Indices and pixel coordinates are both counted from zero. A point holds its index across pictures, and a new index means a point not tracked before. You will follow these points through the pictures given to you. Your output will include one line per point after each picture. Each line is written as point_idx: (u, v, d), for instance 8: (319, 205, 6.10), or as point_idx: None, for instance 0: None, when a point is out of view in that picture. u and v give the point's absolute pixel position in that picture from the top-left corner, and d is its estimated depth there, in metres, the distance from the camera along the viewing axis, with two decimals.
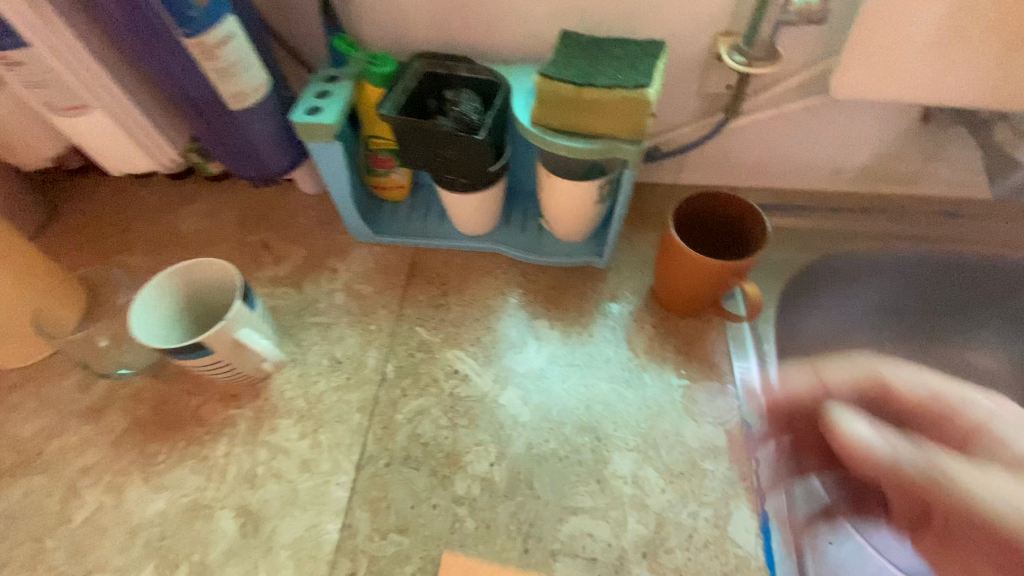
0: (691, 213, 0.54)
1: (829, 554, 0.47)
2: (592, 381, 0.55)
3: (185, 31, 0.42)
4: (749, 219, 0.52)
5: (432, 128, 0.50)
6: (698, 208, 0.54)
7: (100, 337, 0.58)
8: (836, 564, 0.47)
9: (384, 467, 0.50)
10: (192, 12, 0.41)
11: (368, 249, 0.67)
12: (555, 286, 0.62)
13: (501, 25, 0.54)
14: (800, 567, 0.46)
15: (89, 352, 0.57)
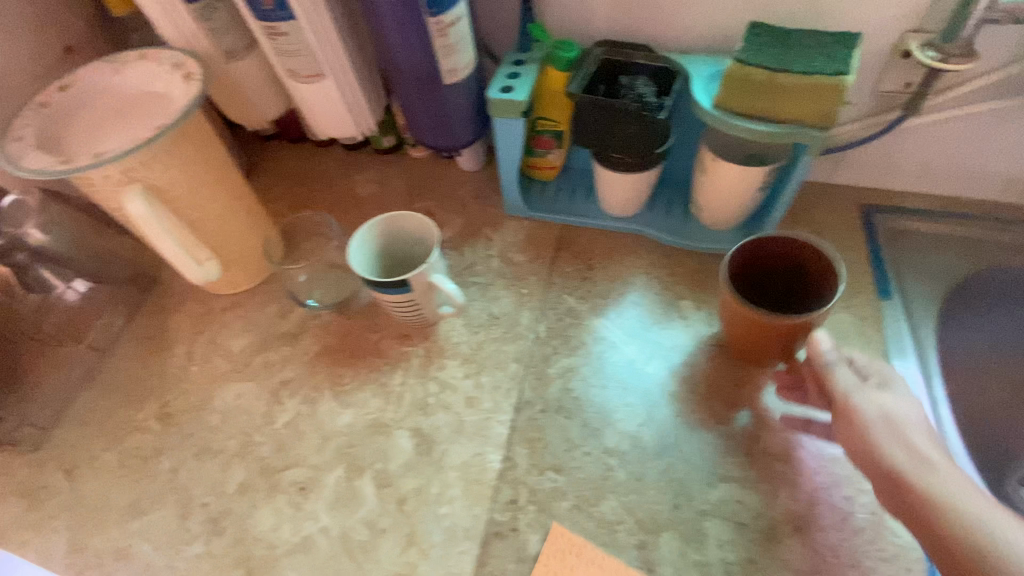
0: (743, 258, 0.52)
1: None
2: (740, 362, 0.56)
3: (433, 10, 0.48)
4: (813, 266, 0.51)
5: (616, 106, 0.54)
6: (773, 250, 0.52)
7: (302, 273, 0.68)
8: None
9: (539, 412, 0.55)
10: None
11: (519, 222, 0.71)
12: (702, 270, 0.63)
13: (683, 17, 0.57)
14: None
15: (293, 285, 0.67)
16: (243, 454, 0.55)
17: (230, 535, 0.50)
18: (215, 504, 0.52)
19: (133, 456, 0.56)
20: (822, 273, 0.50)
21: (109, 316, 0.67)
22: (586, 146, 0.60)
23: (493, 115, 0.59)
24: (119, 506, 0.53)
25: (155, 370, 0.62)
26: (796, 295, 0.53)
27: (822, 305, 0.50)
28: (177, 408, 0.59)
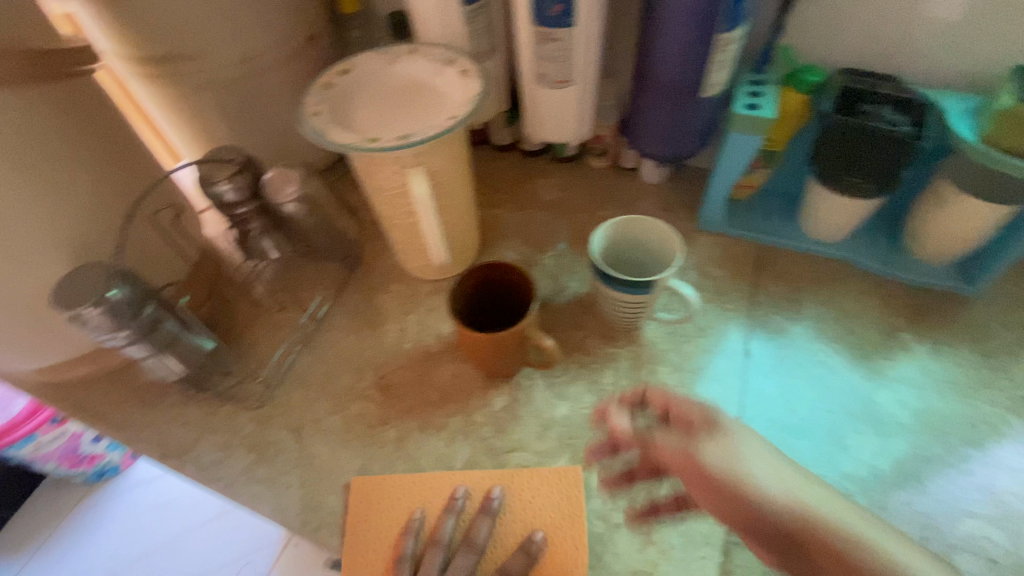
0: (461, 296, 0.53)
1: None
2: (970, 399, 0.57)
3: (725, 25, 0.51)
4: (503, 276, 0.55)
5: (874, 134, 0.56)
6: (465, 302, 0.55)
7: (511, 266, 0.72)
8: None
9: (765, 429, 0.55)
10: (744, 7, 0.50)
11: (713, 238, 0.72)
12: (918, 304, 0.64)
13: (932, 53, 0.59)
14: None
15: None
16: (466, 432, 0.57)
17: (519, 502, 0.52)
18: (475, 474, 0.54)
19: (358, 422, 0.59)
20: (515, 282, 0.55)
21: (319, 289, 0.71)
22: (817, 166, 0.61)
23: (730, 128, 0.60)
24: (380, 479, 0.54)
25: (370, 343, 0.65)
26: (498, 316, 0.58)
27: (516, 302, 0.56)
28: (396, 381, 0.62)
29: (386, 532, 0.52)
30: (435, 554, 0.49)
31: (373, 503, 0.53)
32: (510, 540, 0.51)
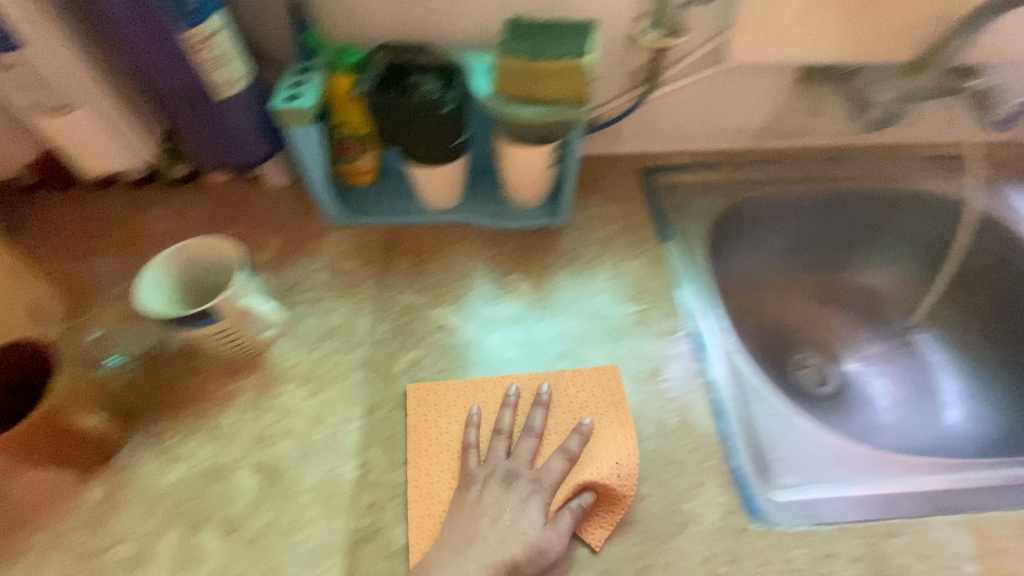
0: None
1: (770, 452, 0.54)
2: (564, 318, 0.64)
3: (183, 25, 0.50)
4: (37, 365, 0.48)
5: (406, 101, 0.57)
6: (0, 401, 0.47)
7: (114, 327, 0.62)
8: (774, 444, 0.55)
9: (390, 411, 0.55)
10: (191, 6, 0.49)
11: (342, 231, 0.71)
12: (523, 246, 0.70)
13: (447, 18, 0.63)
14: (759, 463, 0.53)
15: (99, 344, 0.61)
16: (58, 542, 0.50)
17: (571, 395, 0.57)
18: (522, 376, 0.58)
19: None
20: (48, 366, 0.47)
21: None
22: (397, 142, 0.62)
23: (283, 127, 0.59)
24: (435, 385, 0.57)
25: None
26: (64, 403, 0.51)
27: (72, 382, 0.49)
28: None
29: (449, 444, 0.53)
30: (501, 441, 0.52)
31: (448, 412, 0.55)
32: (561, 428, 0.54)
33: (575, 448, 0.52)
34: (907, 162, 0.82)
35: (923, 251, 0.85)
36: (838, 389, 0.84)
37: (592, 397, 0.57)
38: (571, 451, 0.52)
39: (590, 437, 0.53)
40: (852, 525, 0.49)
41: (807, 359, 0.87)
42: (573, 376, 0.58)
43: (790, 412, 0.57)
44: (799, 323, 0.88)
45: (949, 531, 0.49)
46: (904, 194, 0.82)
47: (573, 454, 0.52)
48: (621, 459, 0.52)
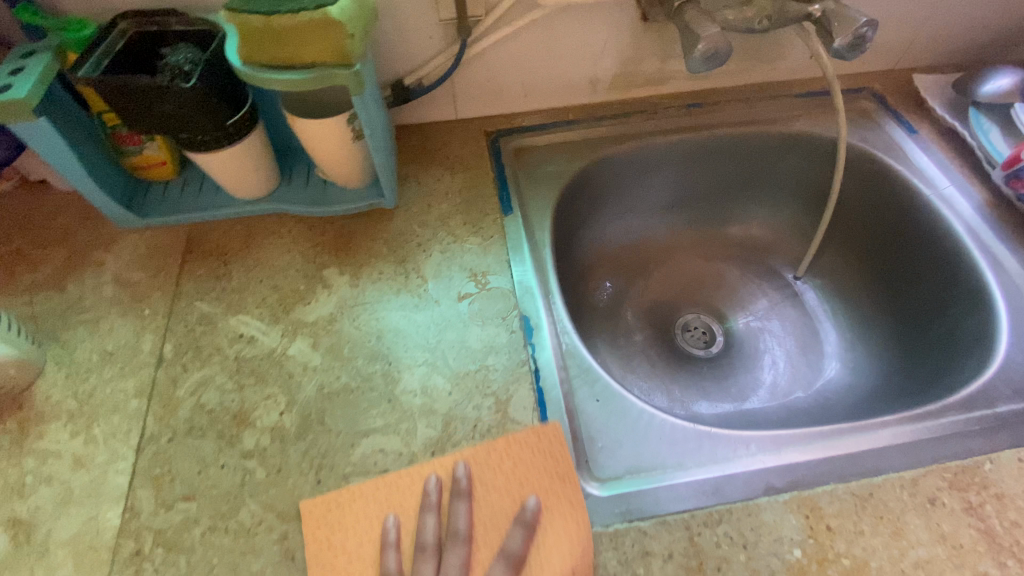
0: None
1: (595, 443, 0.49)
2: (382, 314, 0.56)
3: None
4: None
5: (135, 83, 0.47)
6: None
7: None
8: (599, 434, 0.50)
9: (166, 443, 0.49)
10: None
11: (138, 235, 0.63)
12: (345, 233, 0.62)
13: None
14: (578, 457, 0.48)
15: None
16: None
17: (503, 473, 0.45)
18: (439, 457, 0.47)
19: None
20: None
21: None
22: (163, 132, 0.52)
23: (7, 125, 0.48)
24: (340, 492, 0.45)
25: None
26: None
27: None
28: None
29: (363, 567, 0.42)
30: (428, 561, 0.41)
31: (363, 524, 0.44)
32: (502, 520, 0.43)
33: (516, 547, 0.41)
34: (780, 103, 0.76)
35: (807, 196, 0.80)
36: (723, 350, 0.81)
37: (525, 468, 0.46)
38: (514, 554, 0.41)
39: (538, 526, 0.43)
40: (672, 516, 0.45)
41: (694, 322, 0.84)
42: (498, 447, 0.47)
43: (621, 392, 0.52)
44: (682, 283, 0.86)
45: (775, 514, 0.45)
46: (778, 137, 0.75)
47: (518, 556, 0.41)
48: (571, 550, 0.42)
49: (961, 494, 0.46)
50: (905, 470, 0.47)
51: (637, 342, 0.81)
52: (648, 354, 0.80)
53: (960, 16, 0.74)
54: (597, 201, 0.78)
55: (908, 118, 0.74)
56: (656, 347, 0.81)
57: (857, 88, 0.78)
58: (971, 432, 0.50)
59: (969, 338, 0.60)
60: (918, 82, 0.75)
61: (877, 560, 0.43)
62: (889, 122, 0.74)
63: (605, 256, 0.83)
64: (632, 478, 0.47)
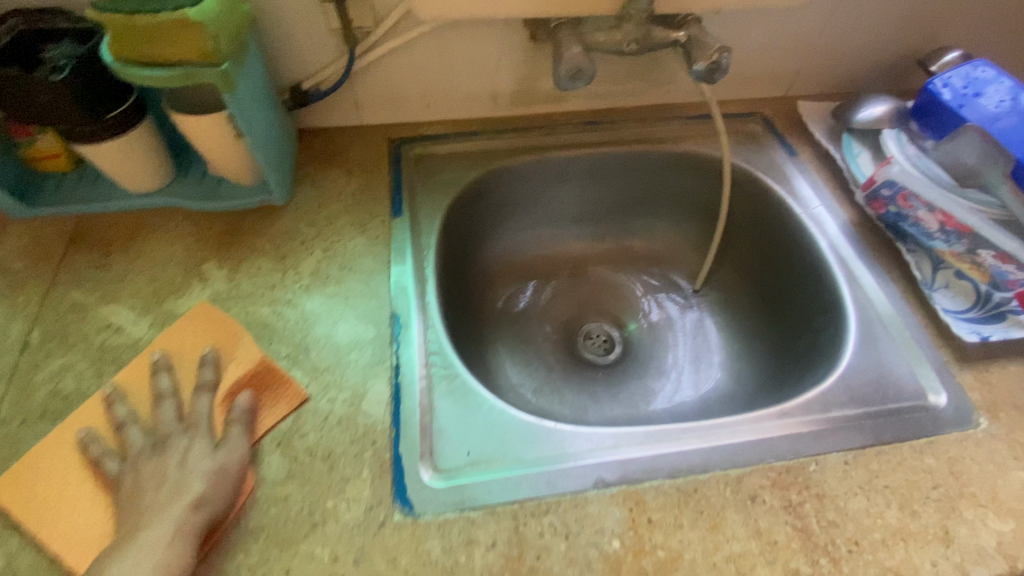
0: None
1: (445, 431, 0.51)
2: (252, 307, 0.57)
3: None
4: None
5: (5, 75, 0.50)
6: None
7: None
8: (450, 428, 0.51)
9: (17, 425, 0.49)
10: None
11: (27, 225, 0.64)
12: (230, 230, 0.64)
13: None
14: (426, 448, 0.49)
15: None
16: None
17: None
18: None
19: None
20: None
21: None
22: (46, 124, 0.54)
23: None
24: None
25: None
26: None
27: None
28: None
29: None
30: None
31: None
32: None
33: None
34: (672, 124, 0.81)
35: (702, 212, 0.85)
36: (619, 358, 0.83)
37: None
38: None
39: None
40: (502, 507, 0.46)
41: (597, 331, 0.86)
42: None
43: (478, 387, 0.54)
44: (591, 293, 0.89)
45: (601, 506, 0.46)
46: (669, 156, 0.79)
47: None
48: None
49: (782, 493, 0.48)
50: (731, 468, 0.50)
51: (538, 348, 0.83)
52: (548, 360, 0.82)
53: (841, 48, 0.79)
54: (500, 208, 0.81)
55: (792, 142, 0.79)
56: (559, 355, 0.83)
57: (746, 114, 0.83)
58: (805, 431, 0.53)
59: (825, 349, 0.63)
60: (802, 109, 0.80)
61: (688, 553, 0.45)
62: (775, 145, 0.79)
63: (514, 263, 0.86)
64: (480, 471, 0.48)
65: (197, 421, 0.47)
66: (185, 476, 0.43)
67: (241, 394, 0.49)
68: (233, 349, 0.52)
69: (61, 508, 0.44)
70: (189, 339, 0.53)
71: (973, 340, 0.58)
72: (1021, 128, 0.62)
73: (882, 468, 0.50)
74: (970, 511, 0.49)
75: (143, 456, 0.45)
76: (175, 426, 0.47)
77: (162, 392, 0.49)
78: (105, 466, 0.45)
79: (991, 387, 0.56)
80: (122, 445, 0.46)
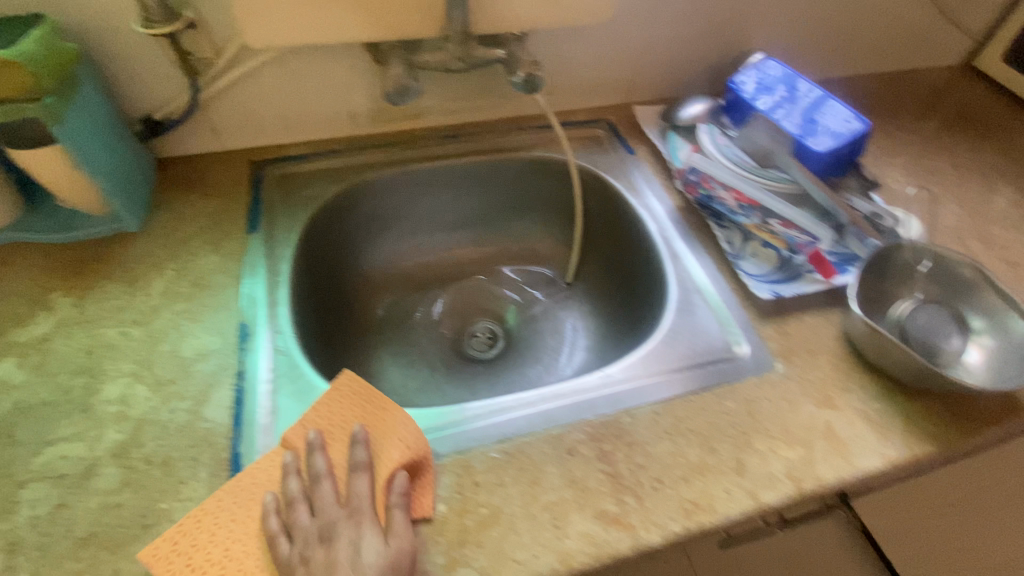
0: None
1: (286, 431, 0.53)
2: (98, 329, 0.59)
3: None
4: None
5: None
6: None
7: None
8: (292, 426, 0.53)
9: None
10: None
11: None
12: (81, 258, 0.65)
13: None
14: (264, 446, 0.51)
15: None
16: None
17: None
18: None
19: None
20: None
21: None
22: None
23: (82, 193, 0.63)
24: None
25: None
26: None
27: None
28: None
29: None
30: None
31: None
32: None
33: None
34: (525, 133, 0.88)
35: (563, 211, 0.92)
36: (503, 355, 0.87)
37: None
38: None
39: None
40: None
41: (480, 330, 0.90)
42: None
43: (322, 384, 0.56)
44: (473, 295, 0.93)
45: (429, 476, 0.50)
46: (522, 162, 0.87)
47: None
48: None
49: (596, 444, 0.54)
50: (553, 428, 0.55)
51: (421, 350, 0.86)
52: (431, 362, 0.85)
53: (667, 56, 0.89)
54: (371, 220, 0.85)
55: (631, 142, 0.88)
56: (442, 358, 0.86)
57: (593, 120, 0.92)
58: (624, 393, 0.59)
59: (654, 320, 0.71)
60: (637, 113, 0.90)
61: (508, 508, 0.49)
62: (616, 146, 0.88)
63: (393, 274, 0.90)
64: None
65: (359, 503, 0.46)
66: (361, 565, 0.42)
67: (399, 477, 0.47)
68: (381, 430, 0.51)
69: (228, 554, 0.44)
70: (337, 416, 0.52)
71: (769, 298, 0.66)
72: (798, 117, 0.72)
73: (686, 413, 0.57)
74: (761, 442, 0.56)
75: (309, 544, 0.44)
76: (334, 509, 0.46)
77: (320, 475, 0.47)
78: (278, 548, 0.44)
79: (785, 336, 0.65)
80: (291, 527, 0.45)
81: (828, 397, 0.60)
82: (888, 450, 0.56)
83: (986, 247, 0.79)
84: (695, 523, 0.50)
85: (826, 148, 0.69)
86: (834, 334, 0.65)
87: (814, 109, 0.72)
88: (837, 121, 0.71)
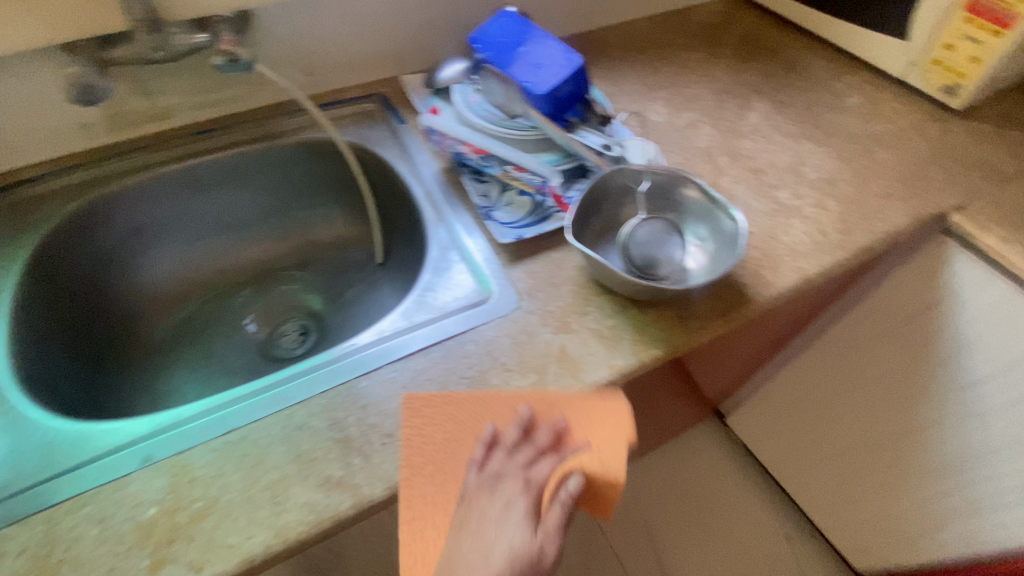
0: None
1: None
2: None
3: None
4: None
5: None
6: None
7: None
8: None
9: None
10: None
11: None
12: None
13: None
14: None
15: None
16: None
17: None
18: None
19: None
20: None
21: None
22: None
23: None
24: None
25: None
26: None
27: None
28: None
29: None
30: None
31: None
32: None
33: None
34: (290, 117, 0.86)
35: (352, 191, 0.91)
36: (312, 349, 0.85)
37: None
38: None
39: None
40: (36, 515, 0.48)
41: (290, 328, 0.88)
42: None
43: (28, 411, 0.55)
44: (280, 292, 0.91)
45: (142, 482, 0.50)
46: (288, 147, 0.84)
47: None
48: None
49: (330, 413, 0.55)
50: (287, 406, 0.55)
51: (222, 359, 0.83)
52: (233, 369, 0.82)
53: (424, 20, 0.88)
54: (134, 232, 0.81)
55: (401, 112, 0.88)
56: (247, 362, 0.83)
57: (367, 94, 0.91)
58: (366, 357, 0.59)
59: None
60: (405, 82, 0.89)
61: (226, 495, 0.49)
62: (387, 118, 0.88)
63: (184, 283, 0.87)
64: (25, 485, 0.50)
65: (539, 480, 0.52)
66: (498, 543, 0.48)
67: (574, 480, 0.52)
68: (597, 433, 0.55)
69: (438, 475, 0.52)
70: (572, 400, 0.57)
71: (510, 240, 0.69)
72: (525, 60, 0.74)
73: (426, 364, 0.59)
74: (495, 377, 0.58)
75: (490, 484, 0.51)
76: (523, 475, 0.52)
77: (536, 445, 0.54)
78: (467, 475, 0.53)
79: (531, 274, 0.68)
80: (483, 462, 0.53)
81: (565, 323, 0.63)
82: (616, 359, 0.61)
83: (732, 160, 0.86)
84: (420, 467, 0.52)
85: (550, 87, 0.72)
86: (577, 264, 0.69)
87: (539, 51, 0.75)
88: (559, 58, 0.74)
